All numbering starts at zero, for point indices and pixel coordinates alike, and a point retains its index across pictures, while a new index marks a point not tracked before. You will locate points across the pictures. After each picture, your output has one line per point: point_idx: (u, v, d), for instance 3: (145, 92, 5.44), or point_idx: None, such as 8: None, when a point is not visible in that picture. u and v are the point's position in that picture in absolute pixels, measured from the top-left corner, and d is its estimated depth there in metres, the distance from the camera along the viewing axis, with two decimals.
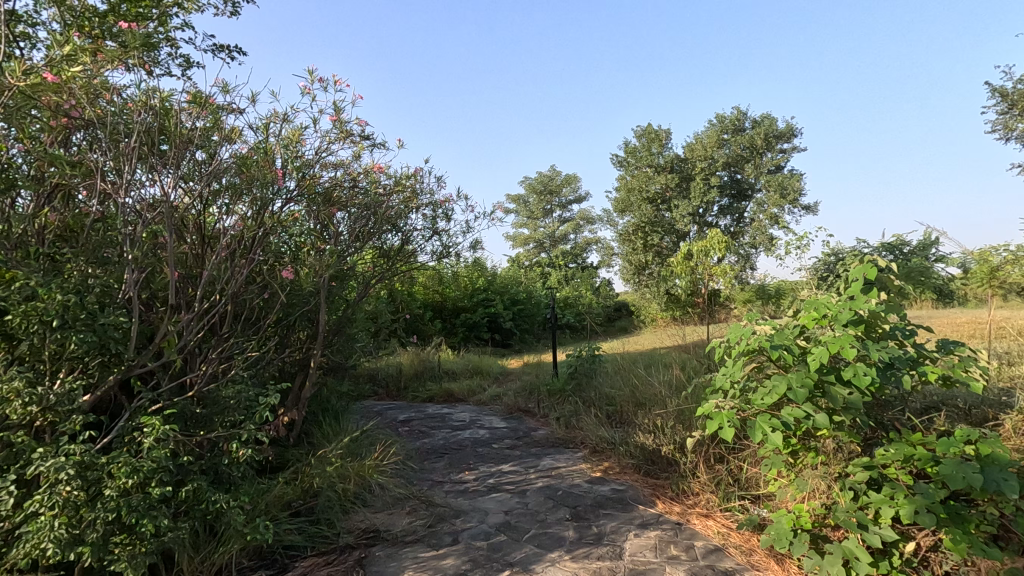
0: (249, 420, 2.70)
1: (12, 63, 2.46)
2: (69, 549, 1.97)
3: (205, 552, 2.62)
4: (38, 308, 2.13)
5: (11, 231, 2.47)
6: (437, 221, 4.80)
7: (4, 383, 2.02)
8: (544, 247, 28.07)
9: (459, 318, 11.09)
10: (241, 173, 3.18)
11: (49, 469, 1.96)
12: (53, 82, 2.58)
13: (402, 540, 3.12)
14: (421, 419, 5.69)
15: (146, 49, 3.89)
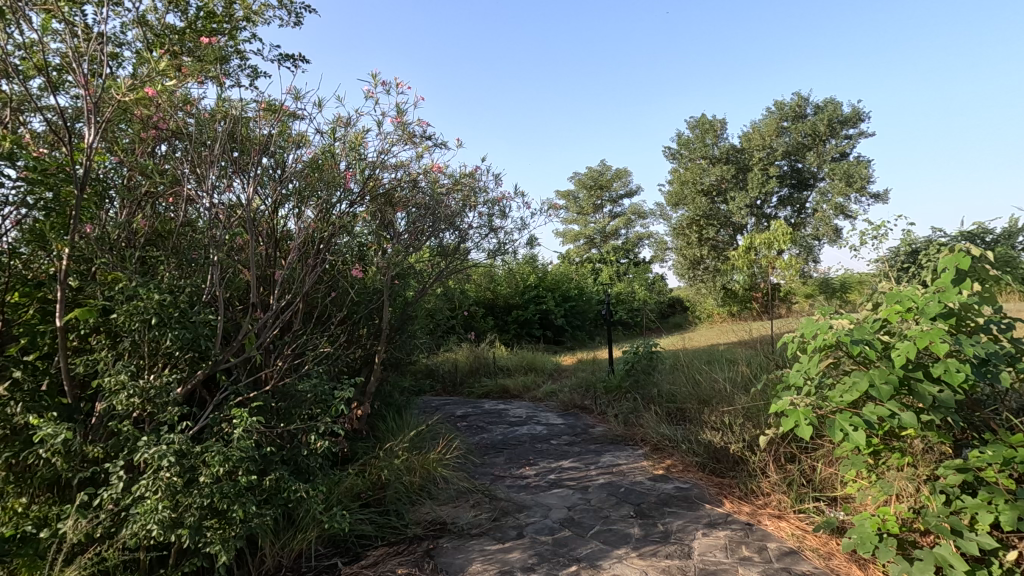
0: (326, 413, 2.82)
1: (117, 82, 2.65)
2: (170, 531, 2.12)
3: (285, 539, 2.75)
4: (138, 307, 2.30)
5: (110, 237, 2.67)
6: (494, 219, 4.85)
7: (111, 376, 2.21)
8: (595, 243, 27.82)
9: (512, 315, 11.17)
10: (310, 177, 3.32)
11: (152, 456, 2.13)
12: (152, 97, 2.74)
13: (469, 532, 3.18)
14: (479, 415, 5.77)
15: (220, 63, 4.09)
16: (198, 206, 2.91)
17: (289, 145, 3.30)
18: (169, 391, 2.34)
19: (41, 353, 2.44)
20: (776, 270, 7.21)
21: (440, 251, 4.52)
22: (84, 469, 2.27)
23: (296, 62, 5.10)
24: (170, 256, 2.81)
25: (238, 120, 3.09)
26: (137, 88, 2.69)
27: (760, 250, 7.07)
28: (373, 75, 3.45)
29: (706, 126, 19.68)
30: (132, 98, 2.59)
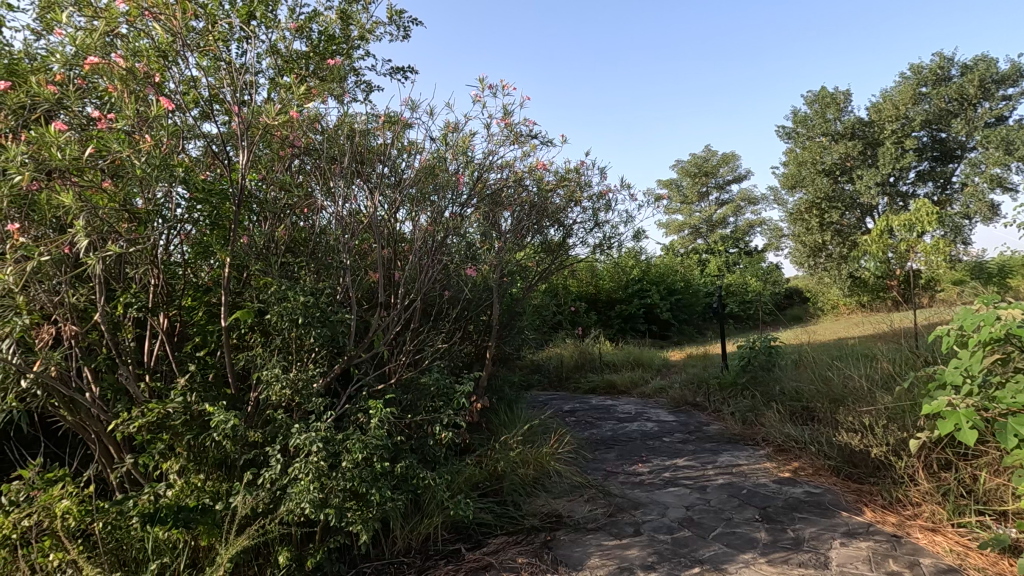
0: (448, 406, 2.98)
1: (267, 106, 2.88)
2: (320, 510, 2.35)
3: (414, 523, 2.94)
4: (288, 308, 2.58)
5: (261, 248, 3.00)
6: (599, 213, 4.82)
7: (267, 369, 2.50)
8: (700, 233, 26.50)
9: (614, 309, 10.99)
10: (425, 182, 3.52)
11: (304, 441, 2.38)
12: (295, 119, 3.01)
13: (585, 526, 3.20)
14: (587, 410, 5.76)
15: (341, 82, 4.43)
16: (329, 214, 3.20)
17: (404, 153, 3.53)
18: (314, 382, 2.60)
19: (210, 349, 2.81)
20: (917, 255, 6.46)
21: (545, 247, 4.58)
22: (247, 451, 2.57)
23: (405, 74, 5.38)
24: (309, 262, 3.10)
25: (358, 134, 3.35)
26: (282, 111, 2.92)
27: (898, 233, 6.36)
28: (480, 80, 3.57)
29: (826, 99, 17.99)
30: (280, 121, 2.82)
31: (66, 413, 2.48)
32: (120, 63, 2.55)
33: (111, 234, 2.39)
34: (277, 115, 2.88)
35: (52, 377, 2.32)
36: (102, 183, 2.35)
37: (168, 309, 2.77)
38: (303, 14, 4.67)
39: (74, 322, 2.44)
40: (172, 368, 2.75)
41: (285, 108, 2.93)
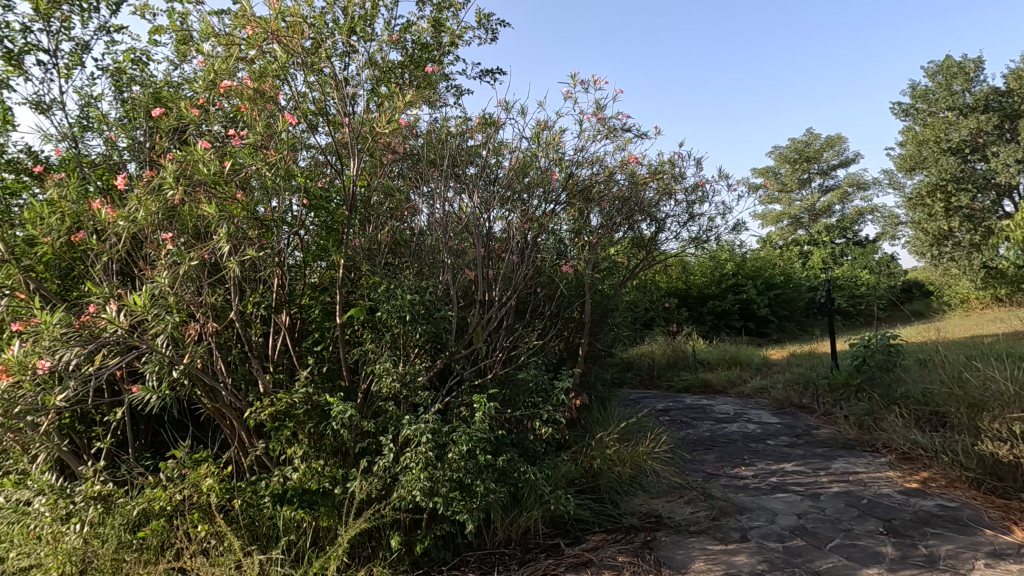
0: (547, 402, 3.02)
1: (380, 114, 3.01)
2: (429, 498, 2.47)
3: (514, 515, 3.00)
4: (396, 306, 2.73)
5: (374, 248, 3.16)
6: (694, 205, 4.65)
7: (379, 363, 2.66)
8: (801, 223, 24.70)
9: (707, 305, 10.55)
10: (514, 182, 3.57)
11: (414, 432, 2.52)
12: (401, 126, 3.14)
13: (687, 529, 3.11)
14: (681, 409, 5.58)
15: (435, 88, 4.59)
16: (425, 216, 3.37)
17: (494, 151, 3.60)
18: (421, 377, 2.74)
19: (326, 345, 3.03)
20: None
21: (638, 241, 4.48)
22: (361, 440, 2.76)
23: (494, 75, 5.48)
24: (411, 262, 3.26)
25: (450, 136, 3.49)
26: (392, 119, 3.06)
27: None
28: (572, 76, 3.55)
29: (953, 69, 16.14)
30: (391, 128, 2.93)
31: (208, 401, 2.78)
32: (247, 84, 2.80)
33: (245, 241, 2.64)
34: (388, 124, 3.01)
35: (198, 369, 2.61)
36: (236, 195, 2.60)
37: (289, 307, 3.03)
38: (399, 25, 4.88)
39: (214, 320, 2.73)
40: (293, 362, 3.00)
41: (394, 116, 3.07)
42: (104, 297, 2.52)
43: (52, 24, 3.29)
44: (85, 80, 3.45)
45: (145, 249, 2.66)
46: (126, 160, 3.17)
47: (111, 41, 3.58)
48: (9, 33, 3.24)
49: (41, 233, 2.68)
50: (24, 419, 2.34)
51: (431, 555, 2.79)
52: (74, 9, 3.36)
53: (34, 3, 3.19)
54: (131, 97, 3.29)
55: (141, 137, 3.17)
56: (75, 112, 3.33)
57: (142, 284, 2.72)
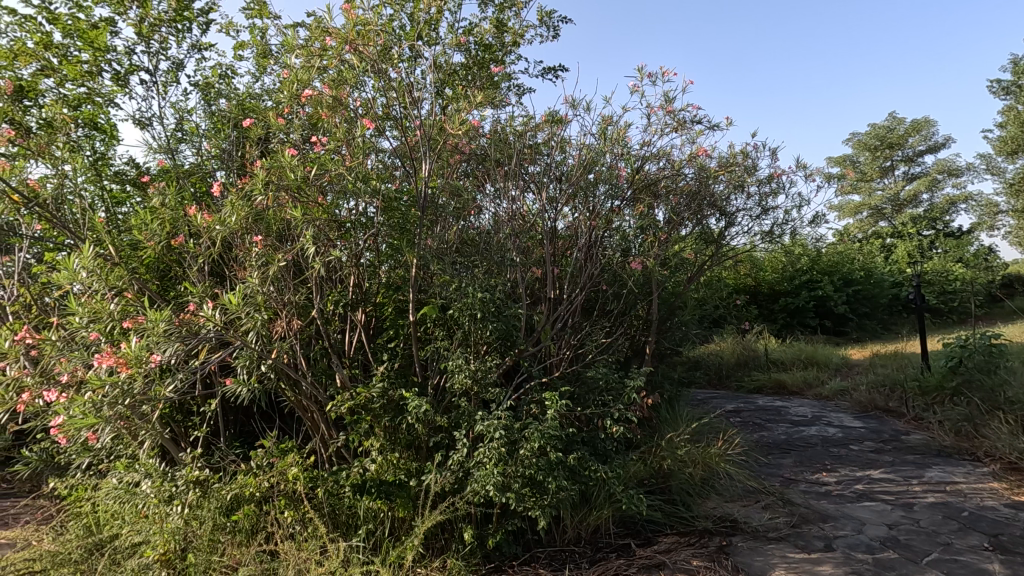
0: (618, 401, 3.00)
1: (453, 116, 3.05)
2: (502, 493, 2.51)
3: (583, 514, 3.00)
4: (468, 304, 2.78)
5: (445, 246, 3.21)
6: (767, 198, 4.46)
7: (453, 360, 2.73)
8: (882, 214, 23.08)
9: (779, 303, 10.08)
10: (578, 180, 3.52)
11: (488, 427, 2.57)
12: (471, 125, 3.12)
13: (765, 535, 2.99)
14: (754, 411, 5.36)
15: (498, 88, 4.63)
16: (486, 215, 3.49)
17: (557, 149, 3.57)
18: (492, 373, 2.78)
19: (401, 341, 3.14)
20: None
21: (707, 236, 4.35)
22: (434, 434, 2.83)
23: (556, 73, 5.46)
24: (480, 261, 3.31)
25: (515, 136, 3.52)
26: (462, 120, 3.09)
27: None
28: (639, 70, 3.47)
29: None
30: (465, 130, 2.97)
31: (292, 394, 2.94)
32: (326, 93, 2.93)
33: (327, 242, 2.77)
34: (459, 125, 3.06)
35: (284, 363, 2.76)
36: (317, 199, 2.73)
37: (364, 305, 3.15)
38: (462, 28, 4.96)
39: (297, 317, 2.88)
40: (369, 358, 3.12)
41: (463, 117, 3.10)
42: (201, 296, 2.70)
43: (151, 45, 3.58)
44: (179, 96, 3.73)
45: (236, 251, 2.83)
46: (215, 169, 3.40)
47: (201, 58, 3.86)
48: (116, 56, 3.55)
49: (146, 237, 2.93)
50: (137, 408, 2.55)
51: (502, 550, 2.83)
52: (171, 30, 3.64)
53: (137, 28, 3.49)
54: (219, 110, 3.54)
55: (229, 147, 3.39)
56: (172, 126, 3.61)
57: (234, 284, 2.90)
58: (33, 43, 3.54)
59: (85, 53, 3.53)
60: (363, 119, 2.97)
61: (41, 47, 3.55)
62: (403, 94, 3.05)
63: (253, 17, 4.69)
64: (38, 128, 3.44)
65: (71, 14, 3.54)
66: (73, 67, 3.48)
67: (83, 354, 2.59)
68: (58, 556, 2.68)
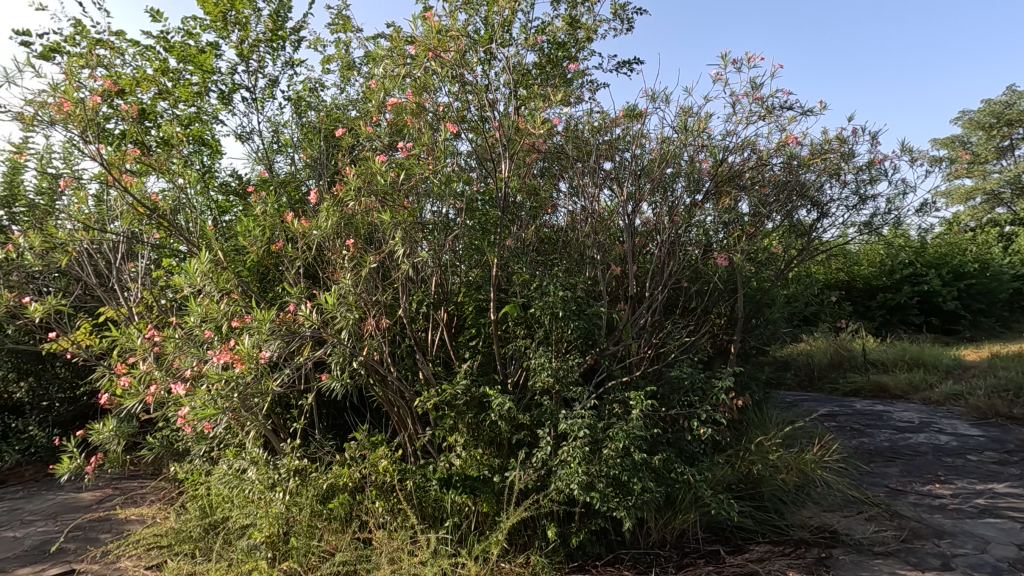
0: (705, 402, 2.90)
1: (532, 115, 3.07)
2: (586, 492, 2.50)
3: (668, 517, 2.92)
4: (549, 302, 2.79)
5: (524, 245, 3.24)
6: (865, 185, 4.13)
7: (535, 358, 2.76)
8: (998, 200, 20.76)
9: (877, 300, 9.34)
10: (658, 175, 3.43)
11: (571, 426, 2.56)
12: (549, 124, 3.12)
13: (870, 548, 2.78)
14: (851, 415, 5.00)
15: (572, 85, 4.60)
16: (561, 214, 3.49)
17: (635, 145, 3.49)
18: (574, 371, 2.78)
19: (483, 340, 3.20)
20: None
21: (798, 229, 4.10)
22: (516, 432, 2.87)
23: (631, 66, 5.35)
24: (559, 259, 3.31)
25: (592, 132, 3.48)
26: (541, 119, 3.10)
27: None
28: (723, 57, 3.31)
29: None
30: (544, 129, 2.98)
31: (381, 389, 3.07)
32: (410, 100, 3.04)
33: (414, 244, 2.88)
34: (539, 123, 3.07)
35: (374, 360, 2.89)
36: (403, 203, 2.84)
37: (447, 304, 3.24)
38: (535, 27, 4.96)
39: (386, 316, 3.01)
40: (452, 355, 3.21)
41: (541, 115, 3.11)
42: (299, 297, 2.89)
43: (251, 64, 3.87)
44: (275, 111, 4.00)
45: (329, 254, 3.00)
46: (308, 177, 3.62)
47: (293, 74, 4.12)
48: (221, 77, 3.87)
49: (249, 243, 3.17)
50: (247, 401, 2.76)
51: (585, 549, 2.82)
52: (267, 50, 3.92)
53: (238, 49, 3.78)
54: (310, 123, 3.77)
55: (320, 156, 3.60)
56: (270, 139, 3.88)
57: (327, 285, 3.08)
58: (152, 69, 3.93)
59: (195, 76, 3.87)
60: (447, 123, 3.05)
61: (159, 73, 3.93)
62: (482, 97, 3.10)
63: (337, 32, 4.94)
64: (157, 146, 3.80)
65: (183, 41, 3.89)
66: (186, 89, 3.83)
67: (201, 350, 2.84)
68: (181, 533, 3.01)
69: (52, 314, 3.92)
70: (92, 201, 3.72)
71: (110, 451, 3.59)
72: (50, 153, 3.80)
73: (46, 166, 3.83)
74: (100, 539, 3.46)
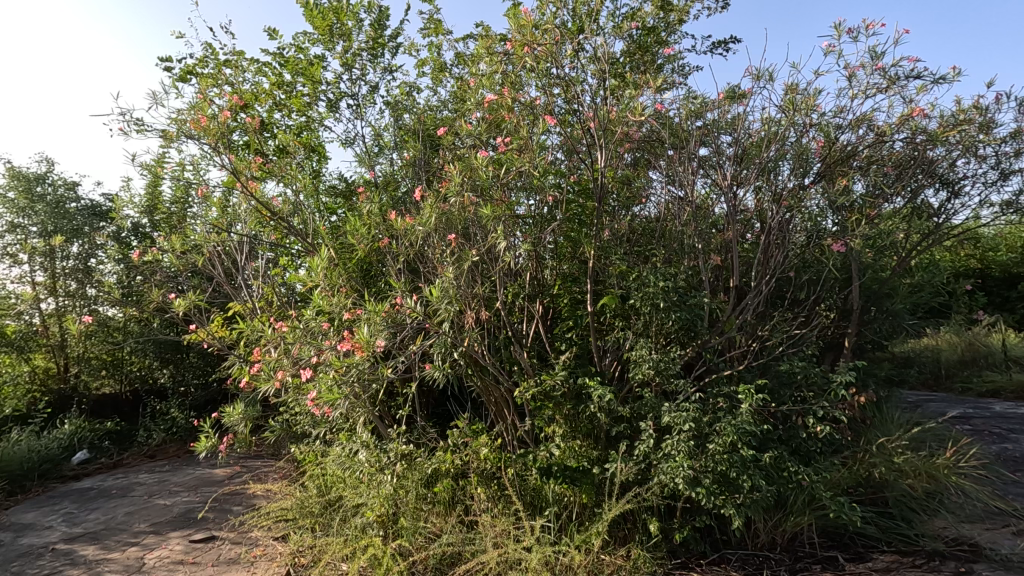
0: (821, 398, 2.73)
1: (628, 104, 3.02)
2: (692, 488, 2.44)
3: (778, 519, 2.77)
4: (649, 293, 2.75)
5: (621, 236, 3.20)
6: (1008, 159, 3.66)
7: (636, 349, 2.72)
8: None
9: (1017, 290, 8.27)
10: (762, 158, 3.24)
11: (675, 419, 2.51)
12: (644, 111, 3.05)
13: (1020, 566, 2.51)
14: (990, 417, 4.47)
15: (665, 69, 4.45)
16: (654, 203, 3.40)
17: (735, 128, 3.33)
18: (676, 364, 2.71)
19: (580, 331, 3.20)
20: None
21: (925, 212, 3.72)
22: (616, 424, 2.86)
23: (726, 46, 5.09)
24: (657, 250, 3.23)
25: (687, 117, 3.33)
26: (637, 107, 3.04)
27: None
28: (835, 27, 3.05)
29: None
30: (642, 116, 2.93)
31: (481, 380, 3.18)
32: (504, 96, 3.10)
33: (512, 236, 2.93)
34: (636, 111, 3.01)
35: (475, 351, 2.99)
36: (501, 198, 2.91)
37: (542, 296, 3.27)
38: (624, 14, 4.86)
39: (485, 308, 3.10)
40: (548, 347, 3.23)
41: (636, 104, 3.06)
42: (404, 290, 3.05)
43: (353, 73, 4.11)
44: (375, 115, 4.23)
45: (430, 250, 3.14)
46: (406, 177, 3.79)
47: (391, 79, 4.33)
48: (327, 86, 4.14)
49: (357, 240, 3.38)
50: (361, 388, 2.96)
51: (689, 547, 2.75)
52: (368, 57, 4.14)
53: (343, 59, 4.03)
54: (409, 125, 3.95)
55: (419, 157, 3.77)
56: (371, 143, 4.10)
57: (430, 279, 3.22)
58: (268, 83, 4.28)
59: (305, 87, 4.17)
60: (543, 117, 3.05)
61: (275, 87, 4.28)
62: (576, 88, 3.08)
63: (429, 35, 5.12)
64: (274, 154, 4.15)
65: (294, 55, 4.20)
66: (298, 100, 4.15)
67: (318, 340, 3.08)
68: (303, 508, 3.27)
69: (191, 309, 4.40)
70: (221, 207, 4.13)
71: (239, 431, 3.97)
72: (186, 165, 4.25)
73: (183, 177, 4.30)
74: (234, 510, 3.86)
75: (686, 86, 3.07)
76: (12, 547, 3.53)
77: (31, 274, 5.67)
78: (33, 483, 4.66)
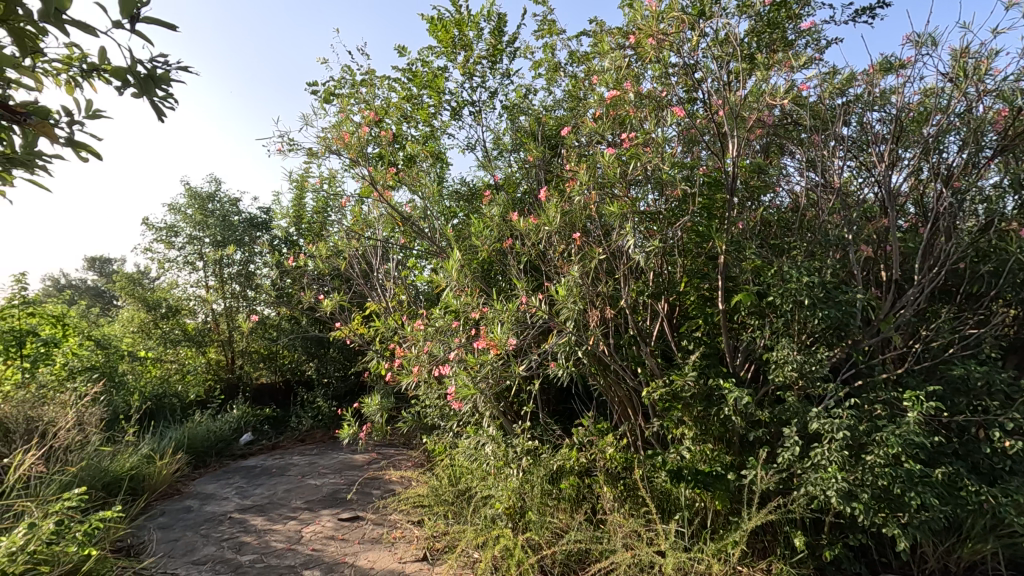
0: (1009, 409, 2.35)
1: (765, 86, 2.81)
2: (847, 502, 2.22)
3: (951, 545, 2.44)
4: (791, 289, 2.54)
5: (755, 229, 3.00)
6: None
7: (776, 349, 2.52)
8: None
9: None
10: (923, 135, 2.85)
11: (825, 426, 2.29)
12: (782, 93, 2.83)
13: None
14: None
15: (799, 45, 4.09)
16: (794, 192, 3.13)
17: (889, 103, 2.96)
18: (824, 366, 2.48)
19: (710, 330, 3.04)
20: None
21: None
22: (753, 429, 2.69)
23: (872, 11, 4.55)
24: (797, 243, 2.98)
25: (831, 95, 3.02)
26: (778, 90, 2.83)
27: None
28: None
29: None
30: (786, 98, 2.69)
31: (604, 378, 3.15)
32: (625, 90, 3.03)
33: (637, 233, 2.86)
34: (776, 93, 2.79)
35: (599, 349, 2.97)
36: (625, 194, 2.85)
37: (668, 294, 3.15)
38: None
39: (610, 306, 3.05)
40: (675, 346, 3.12)
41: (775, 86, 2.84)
42: (529, 289, 3.10)
43: (474, 80, 4.27)
44: (494, 120, 4.36)
45: (554, 249, 3.17)
46: (526, 179, 3.85)
47: (509, 84, 4.43)
48: (450, 96, 4.35)
49: (482, 242, 3.51)
50: (490, 384, 3.06)
51: (840, 566, 2.52)
52: (487, 64, 4.28)
53: (464, 68, 4.21)
54: (526, 126, 4.02)
55: (538, 158, 3.82)
56: (491, 147, 4.24)
57: (553, 278, 3.25)
58: (397, 97, 4.58)
59: (430, 99, 4.42)
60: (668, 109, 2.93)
61: (403, 100, 4.57)
62: (702, 77, 2.94)
63: (543, 36, 5.15)
64: (403, 164, 4.44)
65: (420, 70, 4.45)
66: (424, 112, 4.40)
67: (448, 338, 3.24)
68: (438, 496, 3.47)
69: (335, 309, 4.85)
70: (359, 214, 4.50)
71: (377, 421, 4.30)
72: (328, 179, 4.69)
73: (325, 189, 4.74)
74: (374, 494, 4.21)
75: (830, 63, 2.80)
76: (200, 512, 4.13)
77: (205, 280, 6.59)
78: (212, 459, 5.41)
